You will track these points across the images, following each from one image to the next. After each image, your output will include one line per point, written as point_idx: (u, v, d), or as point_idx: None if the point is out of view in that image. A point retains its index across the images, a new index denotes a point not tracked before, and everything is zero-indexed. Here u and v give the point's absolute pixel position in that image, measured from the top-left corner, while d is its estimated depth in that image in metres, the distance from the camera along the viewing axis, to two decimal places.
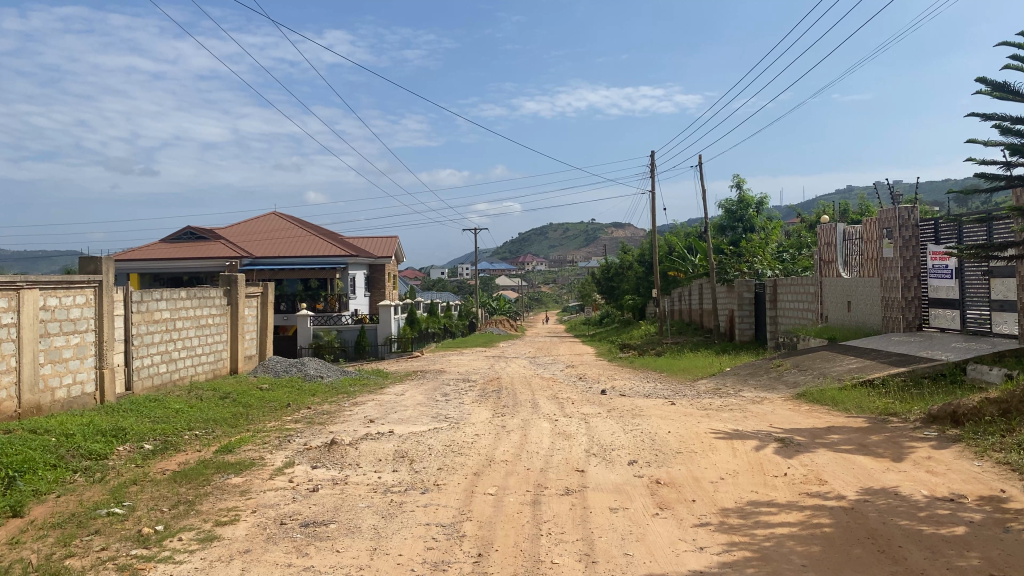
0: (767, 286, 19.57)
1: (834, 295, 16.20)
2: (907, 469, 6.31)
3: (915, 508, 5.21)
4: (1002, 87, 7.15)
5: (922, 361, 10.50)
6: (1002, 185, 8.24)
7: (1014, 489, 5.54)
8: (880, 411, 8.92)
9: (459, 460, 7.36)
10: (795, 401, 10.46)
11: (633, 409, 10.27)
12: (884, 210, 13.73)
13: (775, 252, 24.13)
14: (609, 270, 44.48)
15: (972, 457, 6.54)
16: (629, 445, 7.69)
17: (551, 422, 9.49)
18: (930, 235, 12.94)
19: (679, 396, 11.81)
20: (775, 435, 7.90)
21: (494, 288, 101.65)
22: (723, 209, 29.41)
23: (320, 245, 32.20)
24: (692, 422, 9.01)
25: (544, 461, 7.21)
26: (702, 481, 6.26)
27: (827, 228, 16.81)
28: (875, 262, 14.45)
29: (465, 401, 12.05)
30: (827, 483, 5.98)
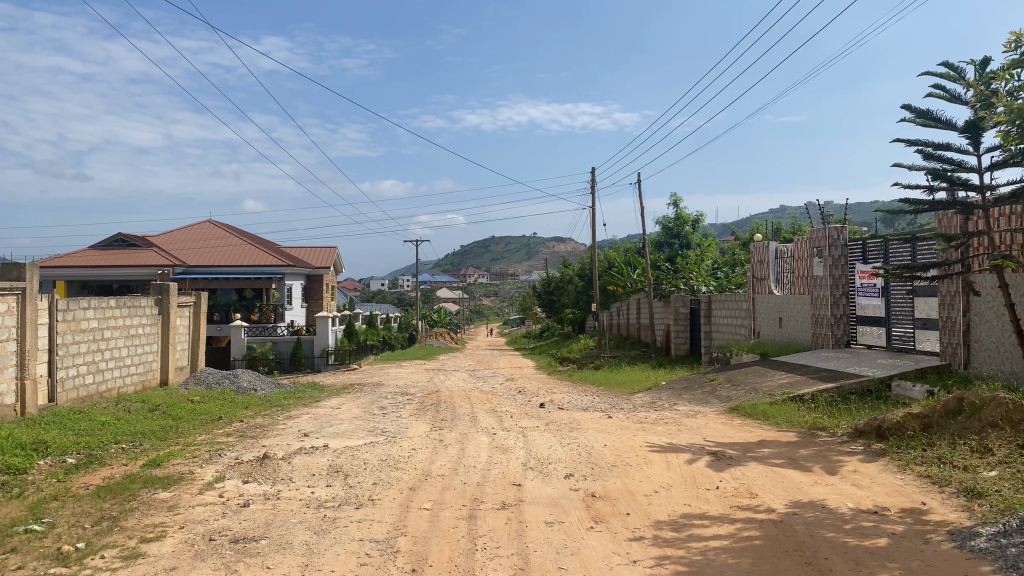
0: (702, 301, 19.94)
1: (766, 311, 16.61)
2: (834, 482, 6.48)
3: (840, 521, 5.36)
4: (923, 114, 8.11)
5: (849, 377, 10.81)
6: (925, 209, 8.61)
7: (934, 502, 5.74)
8: (808, 425, 9.13)
9: (395, 475, 7.28)
10: (727, 416, 10.63)
11: (571, 422, 10.30)
12: (814, 230, 14.18)
13: (709, 269, 24.65)
14: (550, 283, 44.64)
15: (895, 470, 6.76)
16: (566, 459, 7.72)
17: (488, 435, 9.47)
18: (858, 255, 13.38)
19: (616, 409, 11.93)
20: (708, 449, 8.04)
21: (434, 300, 101.24)
22: (661, 225, 29.77)
23: (257, 254, 31.60)
24: (627, 435, 9.09)
25: (481, 475, 7.18)
26: (637, 494, 6.31)
27: (759, 246, 17.21)
28: (805, 280, 14.87)
29: (403, 414, 11.93)
30: (757, 496, 6.10)
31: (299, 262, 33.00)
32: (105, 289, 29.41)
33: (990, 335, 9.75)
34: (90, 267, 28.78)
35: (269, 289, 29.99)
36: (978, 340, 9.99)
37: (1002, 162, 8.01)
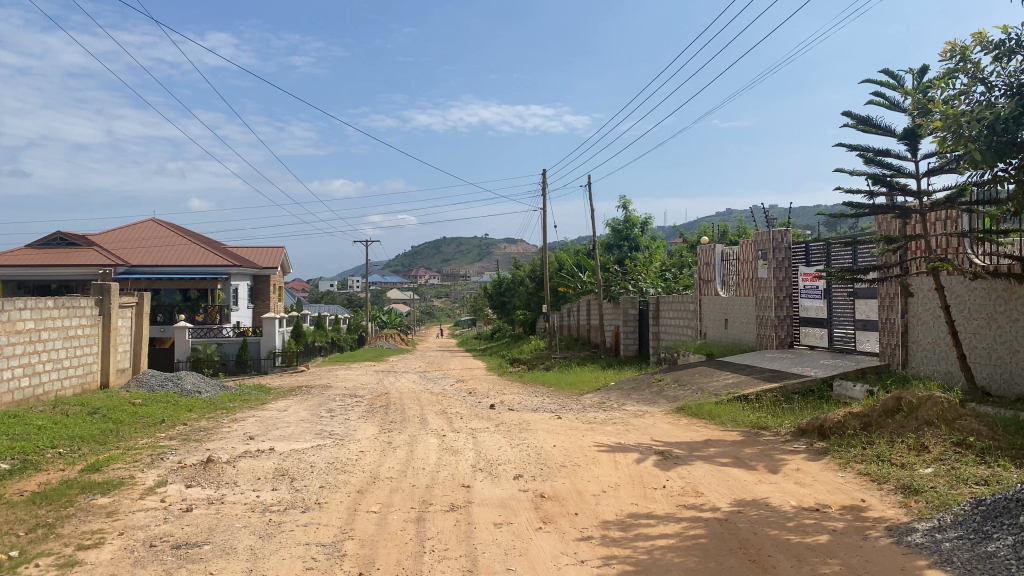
0: (650, 302, 20.18)
1: (712, 312, 16.90)
2: (777, 480, 6.61)
3: (783, 518, 5.45)
4: (863, 121, 8.31)
5: (792, 377, 11.05)
6: (865, 213, 8.85)
7: (873, 499, 5.89)
8: (753, 424, 9.31)
9: (342, 478, 7.20)
10: (674, 415, 10.76)
11: (521, 423, 10.33)
12: (758, 233, 14.47)
13: (658, 271, 24.93)
14: (501, 284, 44.68)
15: (836, 468, 6.92)
16: (515, 460, 7.72)
17: (438, 437, 9.42)
18: (801, 257, 13.66)
19: (565, 410, 11.99)
20: (655, 449, 8.13)
21: (384, 302, 100.59)
22: (610, 228, 30.02)
23: (202, 253, 31.00)
24: (576, 435, 9.13)
25: (430, 477, 7.15)
26: (585, 494, 6.35)
27: (706, 248, 17.45)
28: (750, 282, 15.14)
29: (351, 417, 11.81)
30: (703, 495, 6.19)
31: (246, 262, 32.47)
32: (43, 289, 28.55)
33: (927, 336, 10.04)
34: (27, 266, 27.92)
35: (214, 289, 29.63)
36: (916, 341, 10.29)
37: (938, 168, 8.28)
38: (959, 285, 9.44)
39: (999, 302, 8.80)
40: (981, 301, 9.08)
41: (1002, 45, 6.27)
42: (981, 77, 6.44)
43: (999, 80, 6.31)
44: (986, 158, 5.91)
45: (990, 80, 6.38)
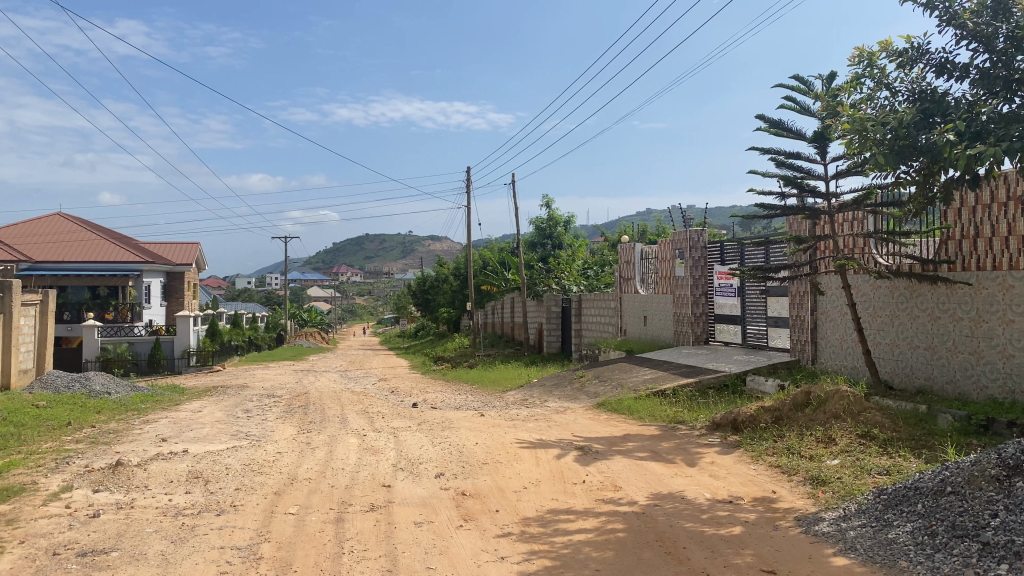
0: (572, 300, 20.41)
1: (632, 310, 17.21)
2: (692, 473, 6.77)
3: (698, 511, 5.59)
4: (776, 123, 8.59)
5: (707, 372, 11.34)
6: (777, 215, 9.16)
7: (783, 490, 6.10)
8: (670, 419, 9.52)
9: (259, 480, 7.05)
10: (595, 411, 10.90)
11: (443, 421, 10.29)
12: (676, 232, 14.80)
13: (580, 269, 25.21)
14: (424, 282, 44.46)
15: (748, 461, 7.13)
16: (436, 458, 7.69)
17: (358, 437, 9.31)
18: (716, 256, 14.01)
19: (488, 407, 12.00)
20: (576, 444, 8.23)
21: (304, 299, 98.88)
22: (533, 226, 30.19)
23: (112, 250, 29.85)
24: (498, 432, 9.16)
25: (349, 477, 7.06)
26: (506, 491, 6.38)
27: (625, 247, 17.71)
28: (668, 280, 15.47)
29: (268, 417, 11.57)
30: (621, 489, 6.30)
31: (159, 259, 31.42)
32: None
33: (835, 332, 10.44)
34: None
35: (126, 286, 28.52)
36: (824, 338, 10.70)
37: (846, 171, 8.63)
38: (864, 283, 9.83)
39: (901, 299, 9.21)
40: (884, 299, 9.49)
41: (905, 52, 6.58)
42: (886, 83, 6.73)
43: (902, 85, 6.61)
44: (889, 160, 6.16)
45: (894, 86, 6.67)
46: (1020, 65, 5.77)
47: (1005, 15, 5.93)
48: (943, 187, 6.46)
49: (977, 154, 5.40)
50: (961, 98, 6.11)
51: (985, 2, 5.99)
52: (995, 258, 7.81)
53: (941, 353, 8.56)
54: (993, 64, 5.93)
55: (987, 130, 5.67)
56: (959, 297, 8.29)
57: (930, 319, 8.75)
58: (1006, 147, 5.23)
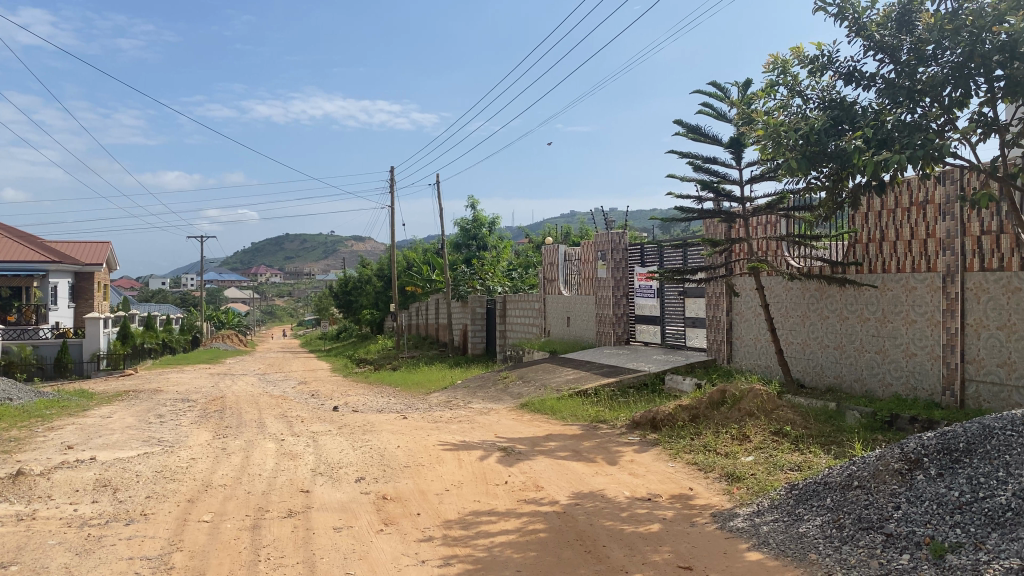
0: (497, 301, 20.44)
1: (556, 311, 17.36)
2: (613, 471, 6.86)
3: (617, 509, 5.66)
4: (694, 129, 8.78)
5: (628, 372, 11.51)
6: (695, 218, 9.37)
7: (699, 487, 6.23)
8: (592, 418, 9.62)
9: (171, 487, 6.82)
10: (518, 412, 10.94)
11: (364, 425, 10.15)
12: (598, 234, 14.99)
13: (505, 271, 25.26)
14: (347, 283, 43.85)
15: (667, 459, 7.26)
16: (357, 462, 7.59)
17: (277, 441, 9.11)
18: (637, 258, 14.26)
19: (410, 410, 11.91)
20: (498, 445, 8.23)
21: (222, 301, 96.32)
22: (458, 227, 30.09)
23: (16, 248, 28.52)
24: (420, 435, 9.09)
25: (267, 483, 6.90)
26: (428, 494, 6.34)
27: (549, 248, 17.84)
28: (591, 281, 15.65)
29: (183, 422, 11.20)
30: (543, 489, 6.33)
31: (66, 258, 30.17)
32: None
33: (749, 332, 10.73)
34: None
35: (30, 287, 27.51)
36: (739, 337, 10.98)
37: (760, 176, 8.90)
38: (777, 285, 10.13)
39: (811, 300, 9.52)
40: (795, 300, 9.80)
41: (816, 60, 6.81)
42: (798, 90, 6.95)
43: (813, 93, 6.84)
44: (801, 165, 6.37)
45: (806, 93, 6.90)
46: (922, 77, 6.05)
47: (909, 28, 6.21)
48: (850, 192, 6.72)
49: (883, 161, 5.63)
50: (868, 107, 6.35)
51: (890, 15, 6.27)
52: (900, 261, 8.17)
53: (849, 352, 8.89)
54: (898, 74, 6.19)
55: (892, 138, 5.91)
56: (866, 298, 8.63)
57: (838, 319, 9.08)
58: (910, 155, 5.46)
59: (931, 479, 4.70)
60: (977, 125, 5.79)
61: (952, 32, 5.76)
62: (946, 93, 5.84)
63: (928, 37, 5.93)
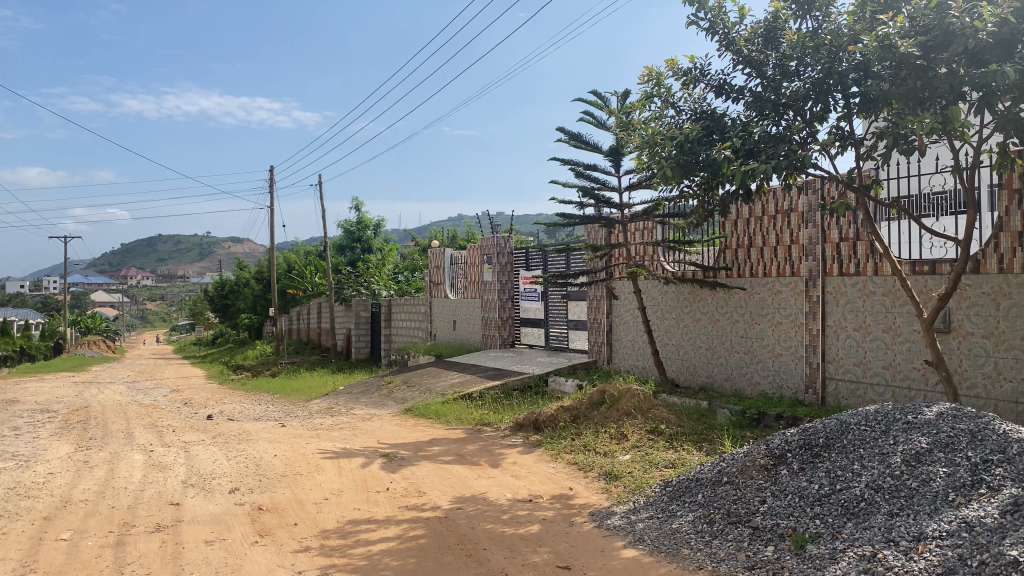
0: (382, 305, 20.18)
1: (442, 315, 17.31)
2: (495, 474, 6.89)
3: (498, 511, 5.69)
4: (575, 136, 8.95)
5: (512, 375, 11.60)
6: (577, 223, 9.54)
7: (579, 486, 6.34)
8: (476, 422, 9.63)
9: (25, 504, 6.38)
10: (401, 417, 10.83)
11: (241, 434, 9.80)
12: (484, 238, 15.05)
13: (390, 274, 24.97)
14: (224, 286, 42.30)
15: (548, 459, 7.35)
16: (231, 472, 7.32)
17: (145, 453, 8.67)
18: (522, 262, 14.38)
19: (290, 417, 11.59)
20: (380, 452, 8.12)
21: (88, 305, 91.03)
22: (342, 229, 29.52)
23: None
24: (299, 443, 8.86)
25: (133, 497, 6.55)
26: (306, 503, 6.18)
27: (435, 252, 17.76)
28: (476, 285, 15.70)
29: (40, 435, 10.50)
30: (425, 494, 6.29)
31: None
32: None
33: (628, 334, 11.02)
34: None
35: None
36: (618, 339, 11.25)
37: (637, 184, 9.16)
38: (653, 288, 10.43)
39: (685, 303, 9.87)
40: (671, 303, 10.13)
41: (688, 72, 7.06)
42: (671, 101, 7.20)
43: (686, 104, 7.09)
44: (674, 173, 6.58)
45: (679, 105, 7.14)
46: (785, 91, 6.37)
47: (774, 44, 6.53)
48: (721, 201, 6.99)
49: (750, 170, 5.89)
50: (737, 119, 6.63)
51: (757, 31, 6.58)
52: (767, 266, 8.58)
53: (720, 352, 9.26)
54: (764, 88, 6.49)
55: (758, 149, 6.19)
56: (735, 301, 9.02)
57: (710, 322, 9.44)
58: (775, 164, 5.75)
59: (794, 474, 4.94)
60: (835, 138, 6.15)
61: (812, 49, 6.08)
62: (808, 107, 6.17)
63: (791, 54, 6.25)
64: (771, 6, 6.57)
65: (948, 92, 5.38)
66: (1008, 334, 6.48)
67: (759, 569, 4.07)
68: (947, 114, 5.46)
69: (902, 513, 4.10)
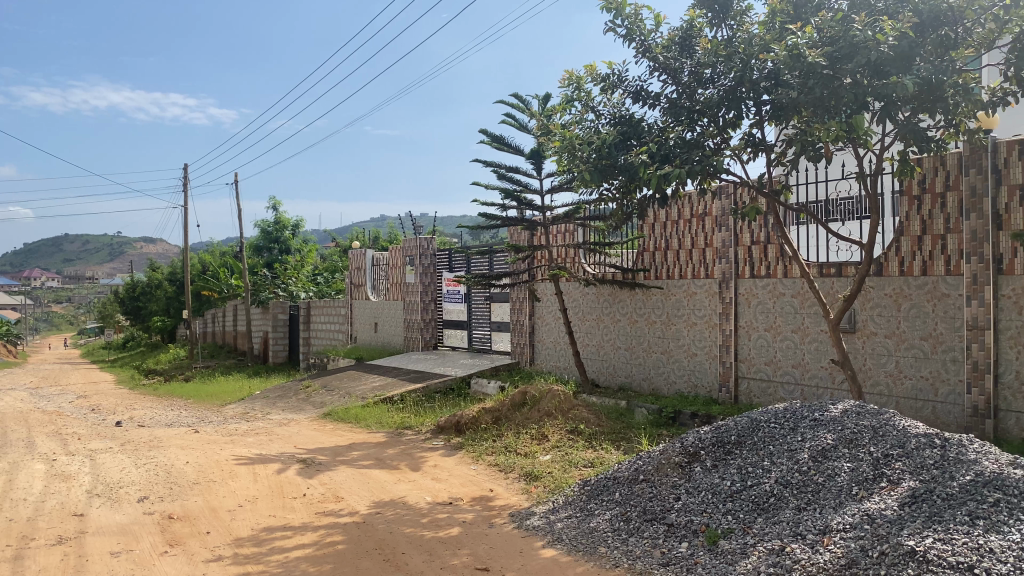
0: (301, 307, 19.81)
1: (363, 317, 17.11)
2: (415, 478, 6.83)
3: (417, 515, 5.65)
4: (497, 138, 8.97)
5: (434, 377, 11.54)
6: (499, 225, 9.56)
7: (499, 487, 6.35)
8: (396, 425, 9.55)
9: None
10: (320, 421, 10.64)
11: (151, 440, 9.47)
12: (406, 239, 14.95)
13: (310, 275, 24.53)
14: (135, 288, 40.81)
15: (469, 462, 7.33)
16: (140, 481, 7.06)
17: (47, 462, 8.28)
18: (444, 264, 14.33)
19: (203, 423, 11.26)
20: (298, 457, 7.96)
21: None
22: (259, 229, 28.84)
23: None
24: (213, 449, 8.61)
25: (33, 508, 6.25)
26: (219, 511, 6.01)
27: (356, 253, 17.53)
28: (398, 287, 15.57)
29: None
30: (343, 499, 6.19)
31: None
32: None
33: (549, 335, 11.10)
34: None
35: None
36: (540, 340, 11.32)
37: (559, 187, 9.24)
38: (574, 290, 10.53)
39: (605, 304, 10.00)
40: (591, 304, 10.24)
41: (607, 78, 7.16)
42: (591, 105, 7.28)
43: (605, 109, 7.18)
44: (593, 176, 6.66)
45: (598, 109, 7.23)
46: (699, 98, 6.52)
47: (689, 52, 6.68)
48: (638, 204, 7.11)
49: (666, 175, 6.01)
50: (653, 124, 6.75)
51: (673, 39, 6.72)
52: (683, 268, 8.77)
53: (638, 353, 9.41)
54: (679, 94, 6.63)
55: (673, 154, 6.32)
56: (653, 303, 9.18)
57: (629, 323, 9.59)
58: (689, 169, 5.89)
59: (707, 471, 5.06)
60: (747, 144, 6.33)
61: (725, 57, 6.25)
62: (721, 114, 6.33)
63: (705, 62, 6.41)
64: (687, 14, 6.72)
65: (852, 101, 5.59)
66: (907, 334, 6.78)
67: (672, 566, 4.15)
68: (851, 122, 5.68)
69: (809, 507, 4.25)
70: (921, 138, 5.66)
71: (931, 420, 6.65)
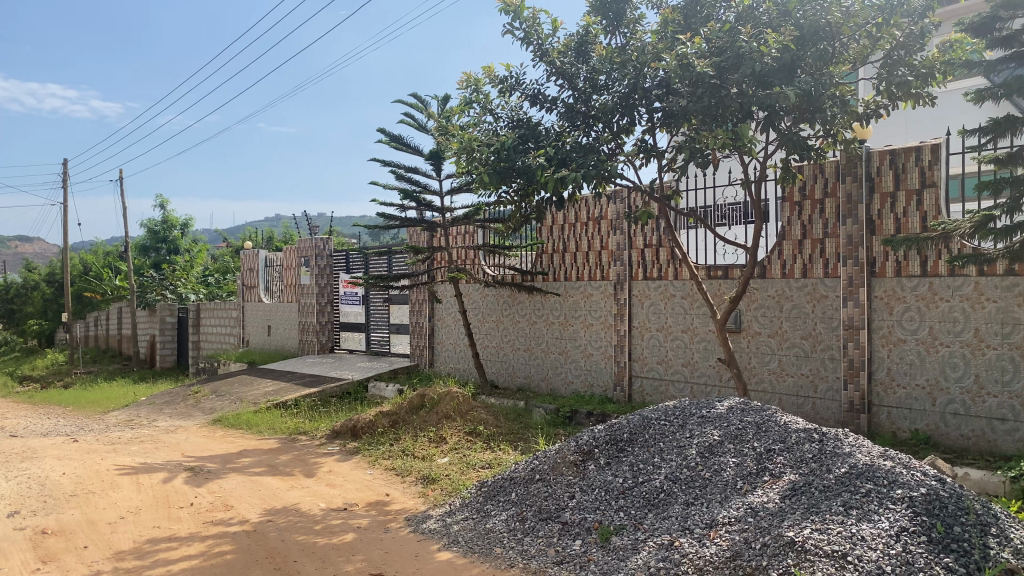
0: (190, 310, 19.07)
1: (256, 319, 16.62)
2: (309, 484, 6.69)
3: (311, 522, 5.53)
4: (396, 138, 8.90)
5: (331, 381, 11.33)
6: (397, 226, 9.47)
7: (396, 491, 6.28)
8: (290, 430, 9.32)
9: None
10: (210, 428, 10.28)
11: (24, 451, 8.92)
12: (302, 240, 14.63)
13: (200, 277, 23.66)
14: (7, 289, 38.37)
15: (365, 466, 7.23)
16: (11, 495, 6.64)
17: None
18: (341, 265, 14.10)
19: (83, 431, 10.68)
20: (185, 465, 7.66)
21: None
22: (145, 228, 27.62)
23: None
24: (93, 459, 8.19)
25: None
26: (98, 524, 5.72)
27: (249, 254, 17.02)
28: (293, 289, 15.21)
29: None
30: (233, 508, 6.00)
31: None
32: None
33: (449, 337, 11.08)
34: None
35: None
36: (440, 342, 11.28)
37: (457, 188, 9.24)
38: (474, 292, 10.54)
39: (504, 306, 10.05)
40: (491, 305, 10.28)
41: (504, 81, 7.21)
42: (489, 107, 7.30)
43: (503, 111, 7.23)
44: (492, 178, 6.69)
45: (496, 111, 7.26)
46: (594, 103, 6.64)
47: (584, 57, 6.79)
48: (535, 207, 7.17)
49: (563, 178, 6.09)
50: (550, 128, 6.83)
51: (569, 44, 6.82)
52: (580, 270, 8.91)
53: (536, 354, 9.50)
54: (575, 99, 6.73)
55: (569, 158, 6.40)
56: (551, 304, 9.29)
57: (528, 324, 9.67)
58: (585, 173, 5.98)
59: (601, 469, 5.16)
60: (640, 150, 6.48)
61: (619, 64, 6.38)
62: (615, 120, 6.46)
63: (600, 68, 6.52)
64: (582, 20, 6.82)
65: (738, 111, 5.74)
66: (790, 334, 7.09)
67: (566, 564, 4.20)
68: (736, 131, 5.86)
69: (697, 502, 4.38)
70: (802, 147, 5.93)
71: (810, 415, 6.97)
